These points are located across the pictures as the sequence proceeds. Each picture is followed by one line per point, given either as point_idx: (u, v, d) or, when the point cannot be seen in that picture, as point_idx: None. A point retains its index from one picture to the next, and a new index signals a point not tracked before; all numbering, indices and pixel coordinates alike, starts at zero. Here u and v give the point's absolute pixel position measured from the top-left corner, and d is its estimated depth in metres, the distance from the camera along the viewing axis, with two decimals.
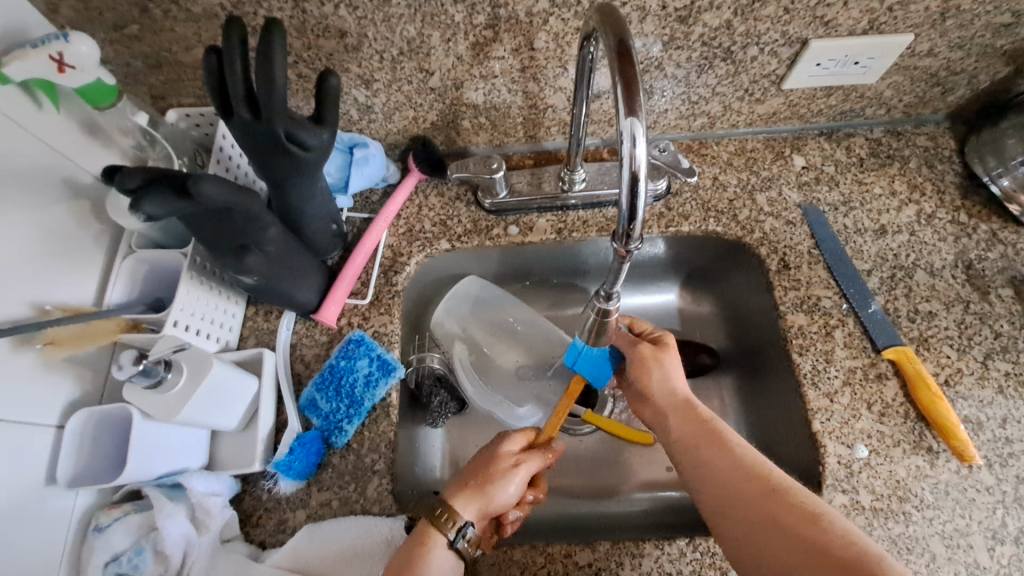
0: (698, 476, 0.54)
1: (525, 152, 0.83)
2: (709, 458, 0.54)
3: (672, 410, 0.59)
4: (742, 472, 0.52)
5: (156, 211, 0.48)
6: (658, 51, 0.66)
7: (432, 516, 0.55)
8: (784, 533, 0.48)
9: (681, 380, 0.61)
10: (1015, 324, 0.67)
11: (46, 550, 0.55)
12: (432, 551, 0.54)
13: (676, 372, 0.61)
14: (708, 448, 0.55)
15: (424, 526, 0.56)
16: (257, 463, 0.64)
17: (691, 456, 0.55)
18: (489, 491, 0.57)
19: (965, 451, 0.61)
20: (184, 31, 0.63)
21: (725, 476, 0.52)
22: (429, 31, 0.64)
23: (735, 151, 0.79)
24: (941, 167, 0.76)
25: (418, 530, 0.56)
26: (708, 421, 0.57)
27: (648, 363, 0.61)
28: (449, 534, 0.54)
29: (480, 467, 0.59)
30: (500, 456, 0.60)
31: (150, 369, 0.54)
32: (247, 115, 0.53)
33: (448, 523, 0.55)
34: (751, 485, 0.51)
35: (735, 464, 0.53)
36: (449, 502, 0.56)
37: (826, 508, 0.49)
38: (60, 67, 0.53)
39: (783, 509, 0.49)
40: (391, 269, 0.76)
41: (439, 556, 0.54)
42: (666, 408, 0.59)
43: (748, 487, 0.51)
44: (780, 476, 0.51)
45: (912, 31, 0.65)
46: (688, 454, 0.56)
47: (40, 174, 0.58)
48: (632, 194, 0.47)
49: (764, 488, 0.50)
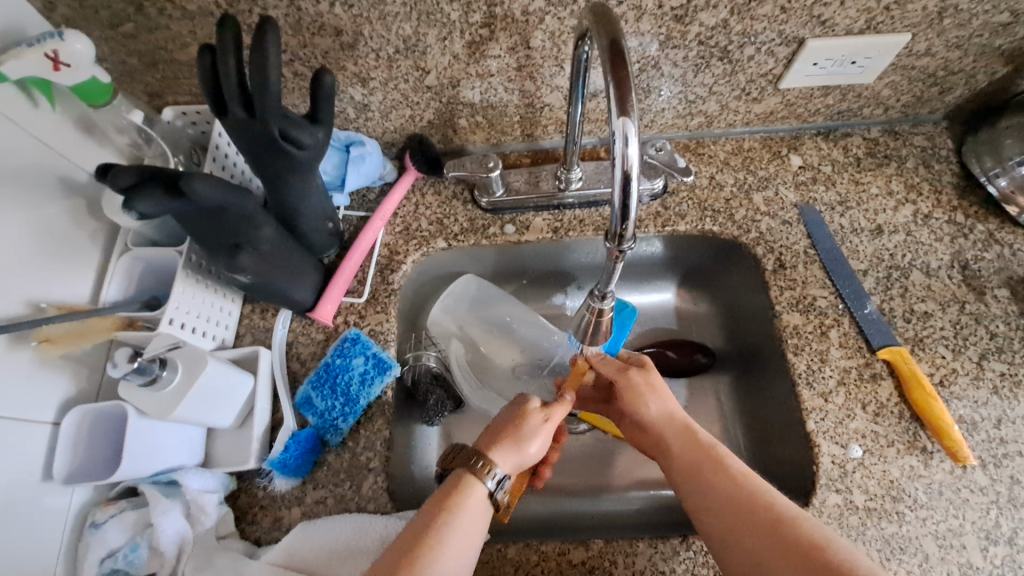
0: (701, 505, 0.53)
1: (522, 150, 0.83)
2: (713, 485, 0.53)
3: (674, 437, 0.57)
4: (744, 502, 0.51)
5: (150, 210, 0.48)
6: (654, 50, 0.66)
7: (469, 464, 0.52)
8: (791, 566, 0.46)
9: (676, 408, 0.60)
10: (1011, 325, 0.67)
11: (43, 546, 0.56)
12: (468, 499, 0.51)
13: (665, 400, 0.60)
14: (711, 474, 0.53)
15: (459, 475, 0.53)
16: (253, 460, 0.64)
17: (690, 483, 0.54)
18: (522, 444, 0.55)
19: (960, 452, 0.61)
20: (179, 29, 0.63)
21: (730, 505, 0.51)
22: (424, 30, 0.64)
23: (732, 151, 0.79)
24: (938, 166, 0.76)
25: (451, 479, 0.53)
26: (707, 445, 0.56)
27: (643, 391, 0.61)
28: (486, 481, 0.52)
29: (509, 421, 0.57)
30: (527, 409, 0.58)
31: (145, 367, 0.54)
32: (241, 113, 0.53)
33: (485, 471, 0.52)
34: (755, 515, 0.50)
35: (738, 491, 0.51)
36: (486, 453, 0.53)
37: (832, 536, 0.47)
38: (55, 65, 0.53)
39: (789, 541, 0.47)
40: (387, 268, 0.76)
41: (475, 505, 0.51)
42: (667, 434, 0.58)
43: (751, 516, 0.50)
44: (786, 504, 0.50)
45: (909, 30, 0.65)
46: (690, 481, 0.54)
47: (36, 172, 0.58)
48: (625, 194, 0.47)
49: (770, 518, 0.49)
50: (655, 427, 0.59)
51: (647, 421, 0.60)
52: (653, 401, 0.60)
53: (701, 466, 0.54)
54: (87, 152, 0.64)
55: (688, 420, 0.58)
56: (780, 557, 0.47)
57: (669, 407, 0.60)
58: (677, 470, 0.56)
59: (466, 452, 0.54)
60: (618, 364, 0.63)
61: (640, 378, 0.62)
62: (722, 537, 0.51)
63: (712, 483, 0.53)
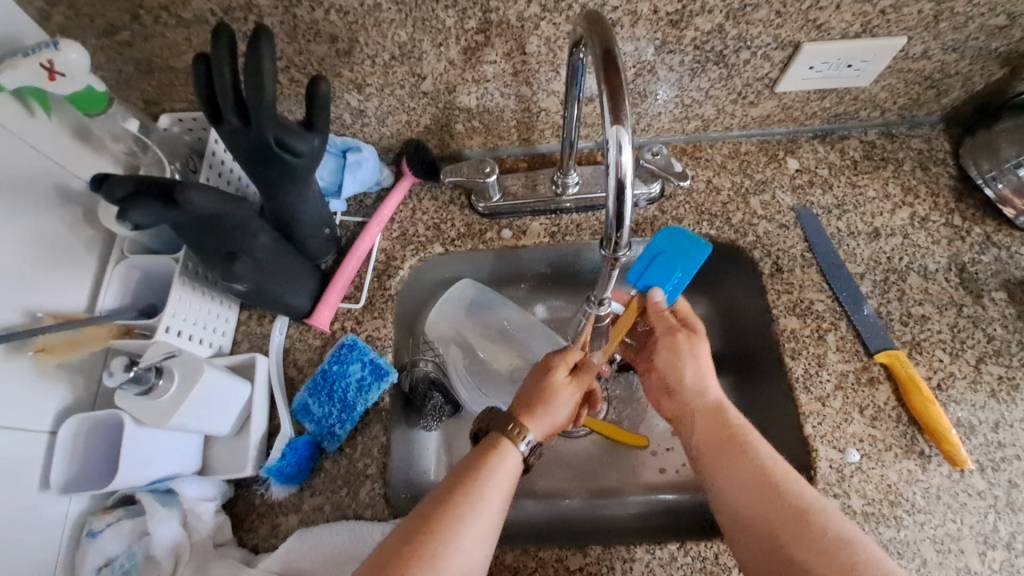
0: (724, 484, 0.53)
1: (519, 154, 0.83)
2: (739, 466, 0.53)
3: (700, 413, 0.58)
4: (769, 487, 0.51)
5: (144, 220, 0.48)
6: (650, 54, 0.66)
7: (503, 427, 0.55)
8: (812, 553, 0.47)
9: (710, 380, 0.60)
10: (1008, 328, 0.67)
11: (41, 556, 0.55)
12: (502, 459, 0.54)
13: (704, 367, 0.60)
14: (734, 456, 0.54)
15: (495, 435, 0.55)
16: (250, 467, 0.64)
17: (717, 462, 0.54)
18: (546, 411, 0.57)
19: (957, 456, 0.61)
20: (175, 37, 0.63)
21: (754, 488, 0.51)
22: (420, 36, 0.64)
23: (729, 154, 0.79)
24: (936, 169, 0.76)
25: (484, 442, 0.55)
26: (736, 426, 0.56)
27: (683, 354, 0.61)
28: (519, 444, 0.55)
29: (538, 386, 0.59)
30: (557, 376, 0.59)
31: (141, 376, 0.55)
32: (236, 122, 0.53)
33: (519, 435, 0.55)
34: (780, 502, 0.50)
35: (762, 476, 0.52)
36: (521, 419, 0.56)
37: (855, 532, 0.48)
38: (50, 75, 0.53)
39: (813, 530, 0.48)
40: (385, 273, 0.76)
41: (509, 463, 0.54)
42: (694, 409, 0.59)
43: (778, 502, 0.50)
44: (811, 496, 0.50)
45: (905, 34, 0.65)
46: (715, 460, 0.55)
47: (32, 181, 0.58)
48: (619, 202, 0.47)
49: (795, 507, 0.50)
50: (685, 394, 0.60)
51: (678, 387, 0.60)
52: (692, 368, 0.60)
53: (729, 447, 0.54)
54: (83, 160, 0.64)
55: (715, 398, 0.59)
56: (800, 543, 0.48)
57: (703, 373, 0.60)
58: (698, 449, 0.57)
59: (501, 416, 0.57)
60: (668, 323, 0.62)
61: (688, 337, 0.61)
62: (743, 518, 0.51)
63: (737, 466, 0.53)
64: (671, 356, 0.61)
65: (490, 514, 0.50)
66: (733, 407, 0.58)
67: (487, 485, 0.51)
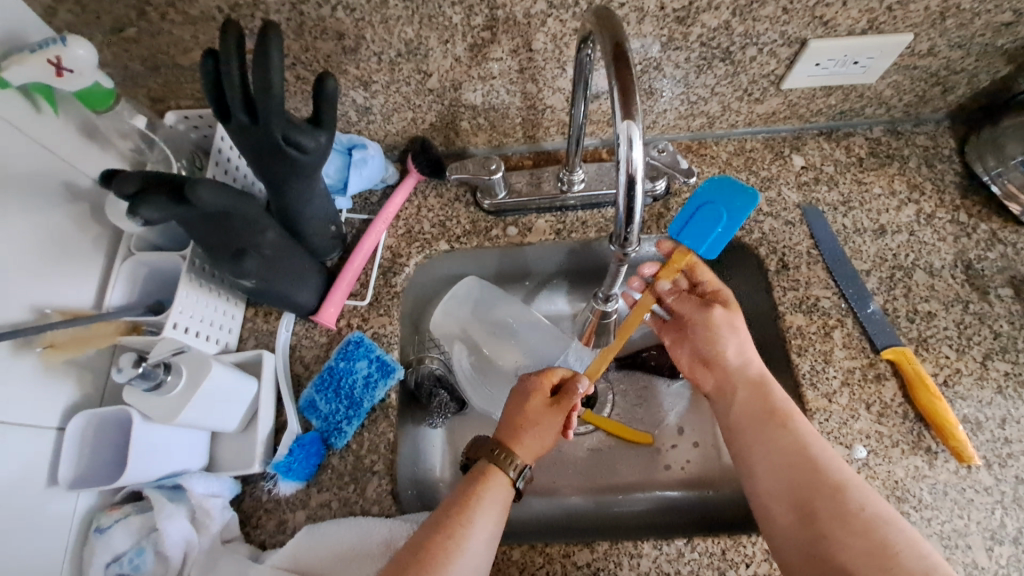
0: (762, 455, 0.54)
1: (525, 152, 0.83)
2: (777, 438, 0.54)
3: (741, 384, 0.59)
4: (807, 461, 0.52)
5: (154, 215, 0.48)
6: (656, 51, 0.66)
7: (491, 454, 0.57)
8: (844, 526, 0.48)
9: (752, 355, 0.61)
10: (1015, 324, 0.67)
11: (49, 551, 0.56)
12: (491, 487, 0.56)
13: (741, 342, 0.62)
14: (774, 432, 0.55)
15: (483, 466, 0.57)
16: (258, 463, 0.64)
17: (756, 432, 0.56)
18: (528, 437, 0.59)
19: (963, 451, 0.61)
20: (182, 34, 0.63)
21: (791, 461, 0.52)
22: (427, 33, 0.64)
23: (734, 151, 0.79)
24: (941, 166, 0.76)
25: (476, 471, 0.57)
26: (777, 400, 0.57)
27: (719, 328, 0.62)
28: (509, 471, 0.56)
29: (519, 411, 0.60)
30: (535, 401, 0.61)
31: (150, 371, 0.55)
32: (244, 119, 0.53)
33: (506, 461, 0.57)
34: (817, 475, 0.51)
35: (801, 452, 0.53)
36: (509, 445, 0.58)
37: (893, 514, 0.48)
38: (58, 71, 0.54)
39: (849, 505, 0.49)
40: (390, 270, 0.76)
41: (496, 491, 0.56)
42: (734, 381, 0.60)
43: (814, 475, 0.51)
44: (849, 474, 0.51)
45: (911, 30, 0.65)
46: (753, 431, 0.56)
47: (40, 178, 0.58)
48: (629, 199, 0.47)
49: (832, 483, 0.50)
50: (723, 361, 0.61)
51: (718, 359, 0.62)
52: (734, 341, 0.61)
53: (769, 420, 0.55)
54: (90, 157, 0.64)
55: (756, 374, 0.59)
56: (834, 516, 0.48)
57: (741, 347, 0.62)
58: (738, 421, 0.57)
59: (489, 444, 0.59)
60: (697, 302, 0.64)
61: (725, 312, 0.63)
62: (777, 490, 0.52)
63: (777, 441, 0.54)
64: (710, 329, 0.62)
65: (480, 539, 0.52)
66: (774, 383, 0.59)
67: (477, 513, 0.53)
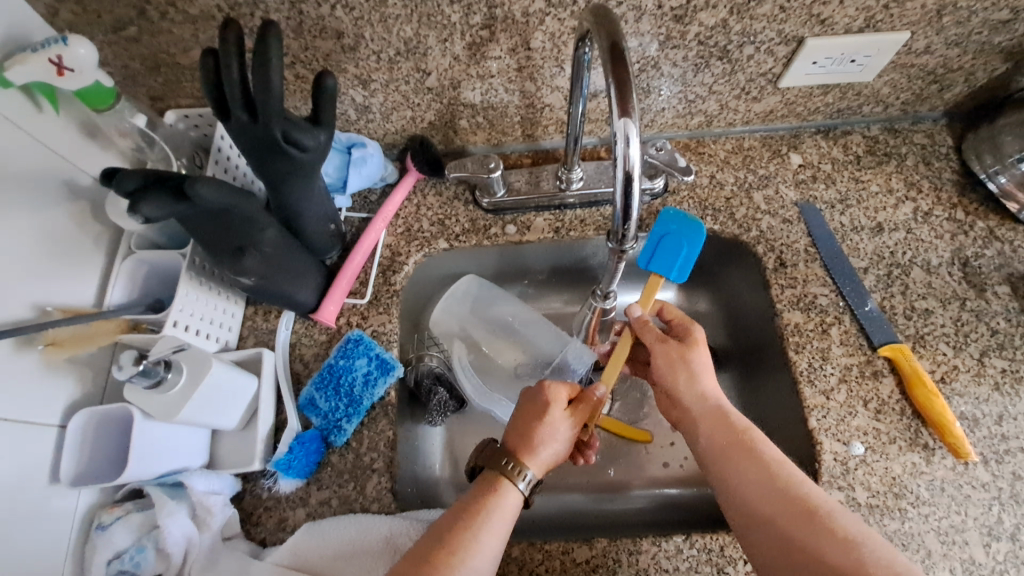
0: (734, 484, 0.53)
1: (523, 151, 0.83)
2: (744, 466, 0.53)
3: (702, 417, 0.58)
4: (778, 488, 0.51)
5: (155, 213, 0.49)
6: (654, 50, 0.66)
7: (500, 465, 0.57)
8: (823, 553, 0.47)
9: (710, 386, 0.60)
10: (1011, 321, 0.68)
11: (51, 548, 0.56)
12: (500, 499, 0.55)
13: (704, 378, 0.61)
14: (742, 460, 0.54)
15: (492, 476, 0.57)
16: (257, 462, 0.65)
17: (722, 463, 0.55)
18: (540, 449, 0.58)
19: (960, 447, 0.61)
20: (182, 33, 0.63)
21: (761, 488, 0.52)
22: (425, 32, 0.64)
23: (732, 150, 0.79)
24: (938, 164, 0.76)
25: (485, 478, 0.57)
26: (740, 427, 0.56)
27: (677, 363, 0.61)
28: (518, 482, 0.56)
29: (535, 421, 0.59)
30: (555, 410, 0.60)
31: (150, 369, 0.55)
32: (244, 117, 0.53)
33: (517, 472, 0.56)
34: (790, 502, 0.50)
35: (773, 478, 0.52)
36: (519, 456, 0.57)
37: (868, 531, 0.48)
38: (59, 71, 0.54)
39: (824, 529, 0.48)
40: (390, 269, 0.76)
41: (506, 506, 0.55)
42: (697, 414, 0.59)
43: (786, 501, 0.50)
44: (821, 496, 0.50)
45: (908, 28, 0.65)
46: (721, 460, 0.55)
47: (40, 176, 0.58)
48: (627, 197, 0.47)
49: (805, 509, 0.50)
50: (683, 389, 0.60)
51: (681, 395, 0.60)
52: (693, 374, 0.60)
53: (733, 450, 0.55)
54: (90, 156, 0.64)
55: (717, 402, 0.59)
56: (812, 543, 0.47)
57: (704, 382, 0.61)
58: (708, 450, 0.57)
59: (498, 452, 0.58)
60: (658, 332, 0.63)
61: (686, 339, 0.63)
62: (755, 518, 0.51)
63: (745, 468, 0.53)
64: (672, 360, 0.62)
65: (484, 557, 0.52)
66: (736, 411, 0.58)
67: (480, 529, 0.53)
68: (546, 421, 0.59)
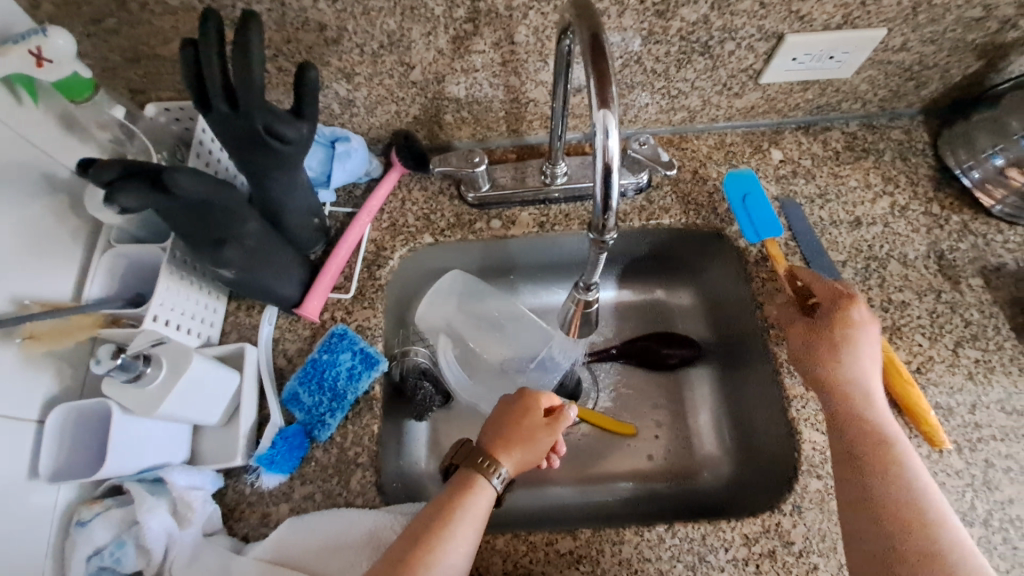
0: (864, 483, 0.53)
1: (508, 146, 0.83)
2: (886, 480, 0.52)
3: (851, 410, 0.58)
4: (911, 512, 0.50)
5: (132, 204, 0.48)
6: (637, 45, 0.67)
7: (475, 463, 0.57)
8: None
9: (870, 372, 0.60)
10: (984, 313, 0.69)
11: (29, 545, 0.55)
12: (474, 496, 0.55)
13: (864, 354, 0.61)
14: (885, 472, 0.53)
15: (467, 474, 0.57)
16: (239, 457, 0.64)
17: (861, 465, 0.54)
18: (516, 449, 0.59)
19: (935, 436, 0.62)
20: (162, 24, 0.63)
21: (893, 504, 0.51)
22: (409, 25, 0.64)
23: (714, 145, 0.80)
24: (915, 159, 0.78)
25: (460, 477, 0.57)
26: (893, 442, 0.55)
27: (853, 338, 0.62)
28: (492, 479, 0.56)
29: (511, 422, 0.60)
30: (532, 415, 0.61)
31: (129, 363, 0.54)
32: (224, 108, 0.53)
33: (492, 470, 0.57)
34: (917, 530, 0.49)
35: (910, 499, 0.51)
36: (495, 454, 0.58)
37: None
38: (39, 61, 0.53)
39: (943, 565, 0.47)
40: (374, 263, 0.76)
41: (481, 503, 0.55)
42: (851, 407, 0.58)
43: (915, 528, 0.49)
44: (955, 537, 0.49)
45: (884, 26, 0.67)
46: (860, 464, 0.54)
47: (18, 168, 0.57)
48: (606, 186, 0.47)
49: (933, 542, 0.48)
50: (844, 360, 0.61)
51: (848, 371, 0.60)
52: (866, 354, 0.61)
53: (881, 457, 0.54)
54: (69, 149, 0.63)
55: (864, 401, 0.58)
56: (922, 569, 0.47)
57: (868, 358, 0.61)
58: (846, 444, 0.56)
59: (474, 451, 0.58)
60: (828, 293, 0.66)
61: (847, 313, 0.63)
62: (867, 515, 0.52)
63: (880, 473, 0.53)
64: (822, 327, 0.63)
65: (458, 553, 0.52)
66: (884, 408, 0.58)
67: (456, 525, 0.53)
68: (523, 422, 0.60)
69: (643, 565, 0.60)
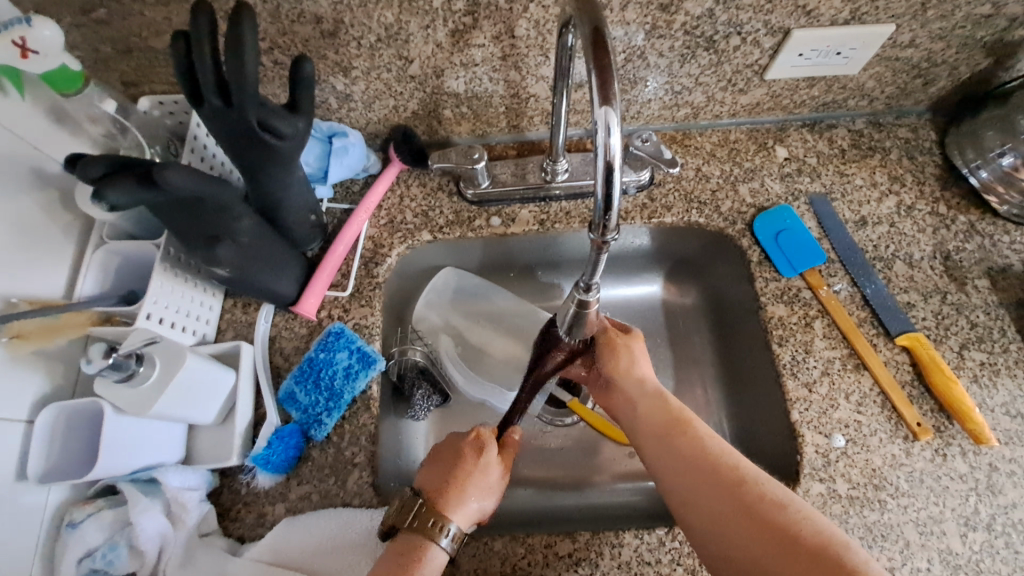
0: (682, 467, 0.52)
1: (508, 142, 0.82)
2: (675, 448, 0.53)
3: (640, 398, 0.58)
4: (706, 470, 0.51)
5: (122, 199, 0.47)
6: (640, 40, 0.65)
7: (422, 526, 0.53)
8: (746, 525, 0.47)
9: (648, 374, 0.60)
10: (990, 315, 0.68)
11: (19, 546, 0.54)
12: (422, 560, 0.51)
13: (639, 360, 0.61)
14: (676, 438, 0.54)
15: (412, 535, 0.53)
16: (235, 456, 0.63)
17: (660, 443, 0.54)
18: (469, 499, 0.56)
19: (982, 433, 0.62)
20: (154, 15, 0.61)
21: (687, 467, 0.52)
22: (407, 18, 0.63)
23: (718, 142, 0.79)
24: (922, 158, 0.77)
25: (404, 540, 0.53)
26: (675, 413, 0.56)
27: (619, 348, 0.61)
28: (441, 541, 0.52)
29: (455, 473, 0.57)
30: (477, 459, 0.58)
31: (121, 362, 0.53)
32: (217, 102, 0.51)
33: (439, 530, 0.53)
34: (715, 483, 0.50)
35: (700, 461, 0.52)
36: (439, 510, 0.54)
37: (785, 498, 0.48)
38: (23, 52, 0.52)
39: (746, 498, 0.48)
40: (372, 261, 0.75)
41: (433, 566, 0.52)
42: (637, 400, 0.58)
43: (716, 479, 0.50)
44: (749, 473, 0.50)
45: (893, 22, 0.65)
46: (658, 441, 0.55)
47: (4, 163, 0.56)
48: (607, 185, 0.46)
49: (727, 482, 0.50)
50: (624, 385, 0.60)
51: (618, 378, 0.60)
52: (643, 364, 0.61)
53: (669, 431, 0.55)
54: (59, 142, 0.62)
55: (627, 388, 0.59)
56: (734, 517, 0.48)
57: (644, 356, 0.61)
58: (658, 448, 0.54)
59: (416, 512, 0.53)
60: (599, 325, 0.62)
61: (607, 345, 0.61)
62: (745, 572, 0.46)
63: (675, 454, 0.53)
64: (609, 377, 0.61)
65: None
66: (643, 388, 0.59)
67: None
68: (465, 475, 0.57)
69: (642, 568, 0.59)
